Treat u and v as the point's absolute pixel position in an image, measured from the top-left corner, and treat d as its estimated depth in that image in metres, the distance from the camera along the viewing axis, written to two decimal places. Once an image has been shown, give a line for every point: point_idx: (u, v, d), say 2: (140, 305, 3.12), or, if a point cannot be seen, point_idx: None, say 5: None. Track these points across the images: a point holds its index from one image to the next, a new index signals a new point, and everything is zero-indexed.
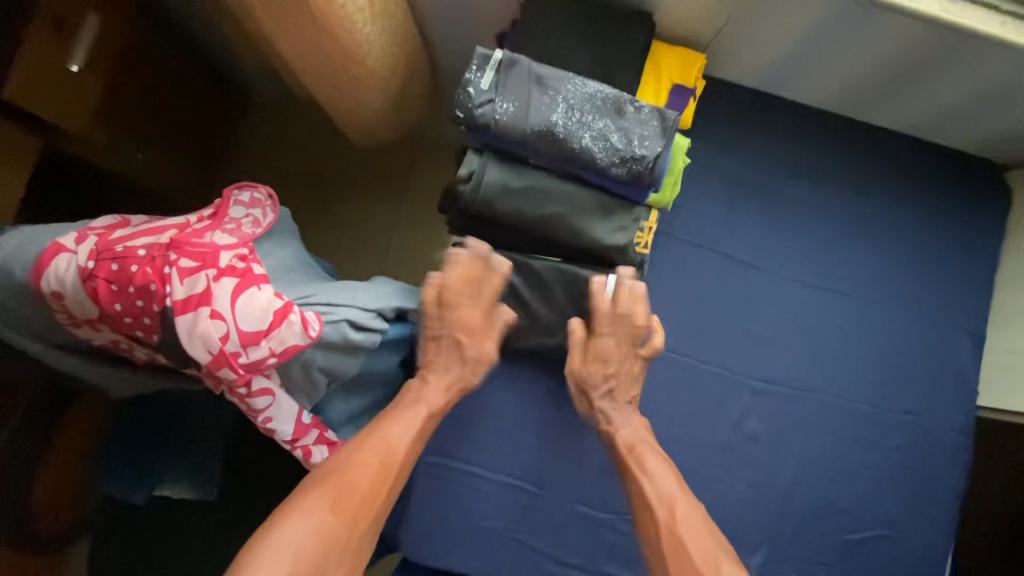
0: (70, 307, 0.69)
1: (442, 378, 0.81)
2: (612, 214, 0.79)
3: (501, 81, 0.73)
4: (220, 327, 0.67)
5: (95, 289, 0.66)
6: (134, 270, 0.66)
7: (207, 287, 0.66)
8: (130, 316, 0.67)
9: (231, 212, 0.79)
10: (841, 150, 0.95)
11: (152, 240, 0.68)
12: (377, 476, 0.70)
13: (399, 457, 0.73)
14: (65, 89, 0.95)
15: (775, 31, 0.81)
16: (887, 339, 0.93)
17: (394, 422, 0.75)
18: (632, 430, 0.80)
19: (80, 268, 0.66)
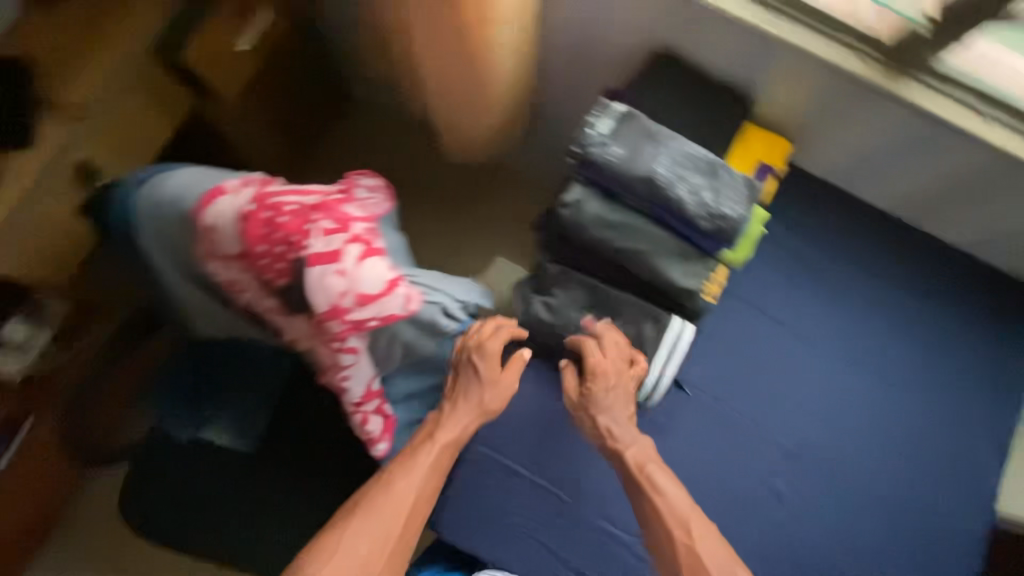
0: (214, 241, 0.79)
1: (464, 407, 0.90)
2: (690, 261, 0.87)
3: (616, 129, 0.84)
4: (342, 284, 0.77)
5: (245, 230, 0.76)
6: (283, 221, 0.76)
7: (340, 248, 0.76)
8: (266, 259, 0.77)
9: (358, 189, 0.90)
10: (898, 250, 1.04)
11: (299, 199, 0.79)
12: (399, 523, 0.79)
13: (413, 506, 0.81)
14: (229, 64, 1.10)
15: (858, 134, 0.93)
16: (917, 431, 0.99)
17: (410, 469, 0.84)
18: (639, 448, 0.84)
19: (239, 209, 0.76)
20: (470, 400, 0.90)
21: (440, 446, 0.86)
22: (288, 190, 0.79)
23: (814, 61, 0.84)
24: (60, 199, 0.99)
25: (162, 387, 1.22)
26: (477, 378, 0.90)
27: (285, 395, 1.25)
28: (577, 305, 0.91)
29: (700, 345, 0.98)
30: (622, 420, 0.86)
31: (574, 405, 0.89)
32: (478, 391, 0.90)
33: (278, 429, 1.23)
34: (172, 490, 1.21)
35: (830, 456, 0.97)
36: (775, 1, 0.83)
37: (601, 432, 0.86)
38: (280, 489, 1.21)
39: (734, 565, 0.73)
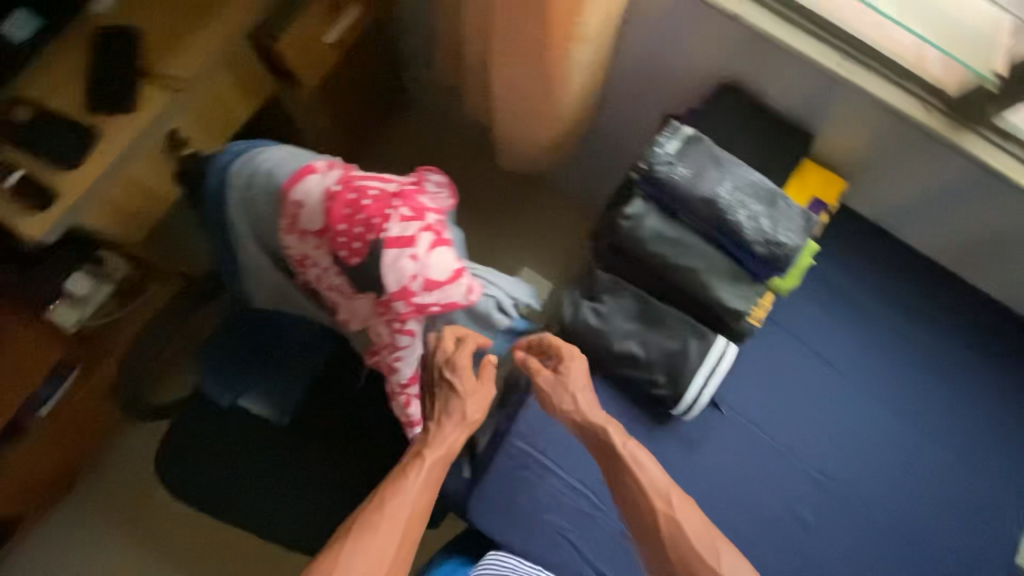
0: (298, 215, 0.84)
1: (449, 424, 0.92)
2: (740, 283, 0.90)
3: (684, 150, 0.88)
4: (413, 268, 0.81)
5: (330, 208, 0.81)
6: (366, 204, 0.81)
7: (415, 234, 0.81)
8: (346, 237, 0.82)
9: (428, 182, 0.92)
10: (940, 297, 1.06)
11: (381, 185, 0.84)
12: (396, 543, 0.81)
13: (410, 519, 0.84)
14: (314, 53, 1.16)
15: (913, 179, 0.96)
16: (946, 476, 1.00)
17: (403, 490, 0.85)
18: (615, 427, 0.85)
19: (326, 189, 0.81)
20: (453, 416, 0.92)
21: (430, 465, 0.88)
22: (370, 176, 0.84)
23: (877, 104, 0.88)
24: (148, 162, 1.06)
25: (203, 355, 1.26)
26: (454, 393, 0.93)
27: (321, 374, 1.29)
28: (625, 315, 0.94)
29: (737, 367, 1.00)
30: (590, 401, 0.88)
31: (546, 382, 0.88)
32: (461, 403, 0.93)
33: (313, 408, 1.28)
34: (206, 451, 1.25)
35: (856, 489, 0.98)
36: (848, 46, 0.87)
37: (577, 412, 0.87)
38: (309, 466, 1.25)
39: (715, 539, 0.76)
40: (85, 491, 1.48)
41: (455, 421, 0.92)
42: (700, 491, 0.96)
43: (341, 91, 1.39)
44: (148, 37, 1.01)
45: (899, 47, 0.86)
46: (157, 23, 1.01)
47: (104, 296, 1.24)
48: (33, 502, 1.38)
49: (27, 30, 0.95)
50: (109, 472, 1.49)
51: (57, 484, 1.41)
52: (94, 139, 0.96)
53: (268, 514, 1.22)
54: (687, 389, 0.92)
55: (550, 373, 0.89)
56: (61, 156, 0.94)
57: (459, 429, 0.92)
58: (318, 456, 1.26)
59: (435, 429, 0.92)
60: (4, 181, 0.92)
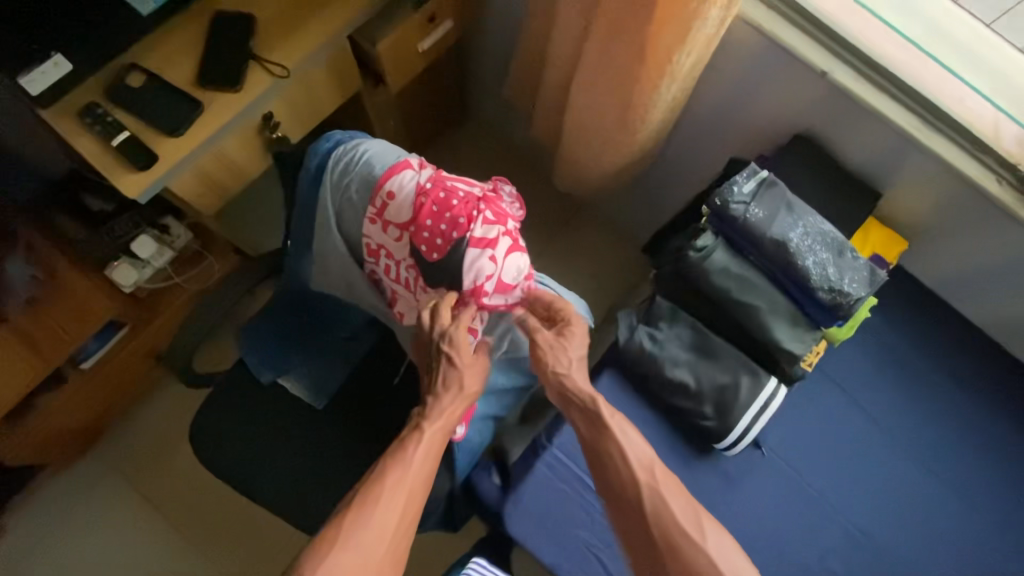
0: (386, 206, 0.88)
1: (447, 396, 0.92)
2: (800, 327, 0.92)
3: (759, 192, 0.91)
4: (490, 269, 0.85)
5: (419, 205, 0.85)
6: (453, 204, 0.84)
7: (497, 237, 0.84)
8: (430, 232, 0.85)
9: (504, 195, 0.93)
10: (986, 368, 1.07)
11: (468, 187, 0.86)
12: (398, 515, 0.82)
13: (410, 493, 0.85)
14: (405, 58, 1.22)
15: (973, 248, 0.98)
16: (982, 549, 0.98)
17: (404, 463, 0.86)
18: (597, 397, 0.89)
19: (418, 186, 0.85)
20: (450, 389, 0.91)
21: (429, 437, 0.88)
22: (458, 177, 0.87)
23: (949, 170, 0.91)
24: (239, 138, 1.11)
25: (249, 330, 1.28)
26: (452, 362, 0.90)
27: (361, 364, 1.32)
28: (681, 343, 0.96)
29: (781, 409, 1.01)
30: (577, 370, 0.90)
31: (547, 343, 0.89)
32: (454, 372, 0.91)
33: (349, 395, 1.31)
34: (240, 424, 1.27)
35: (889, 549, 0.97)
36: (928, 113, 0.90)
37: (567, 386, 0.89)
38: (337, 453, 1.27)
39: (697, 511, 0.78)
40: (108, 449, 1.50)
41: (452, 394, 0.91)
42: (732, 528, 0.96)
43: (416, 97, 1.45)
44: (261, 24, 1.07)
45: (976, 120, 0.89)
46: (270, 13, 1.08)
47: (164, 261, 1.29)
48: (60, 452, 1.40)
49: (149, 6, 1.02)
50: (134, 435, 1.51)
51: (84, 438, 1.44)
52: (201, 111, 1.01)
53: (291, 496, 1.23)
54: (736, 424, 0.93)
55: (550, 334, 0.90)
56: (166, 123, 0.99)
57: (455, 402, 0.92)
58: (347, 443, 1.28)
59: (433, 401, 0.91)
60: (112, 139, 0.97)
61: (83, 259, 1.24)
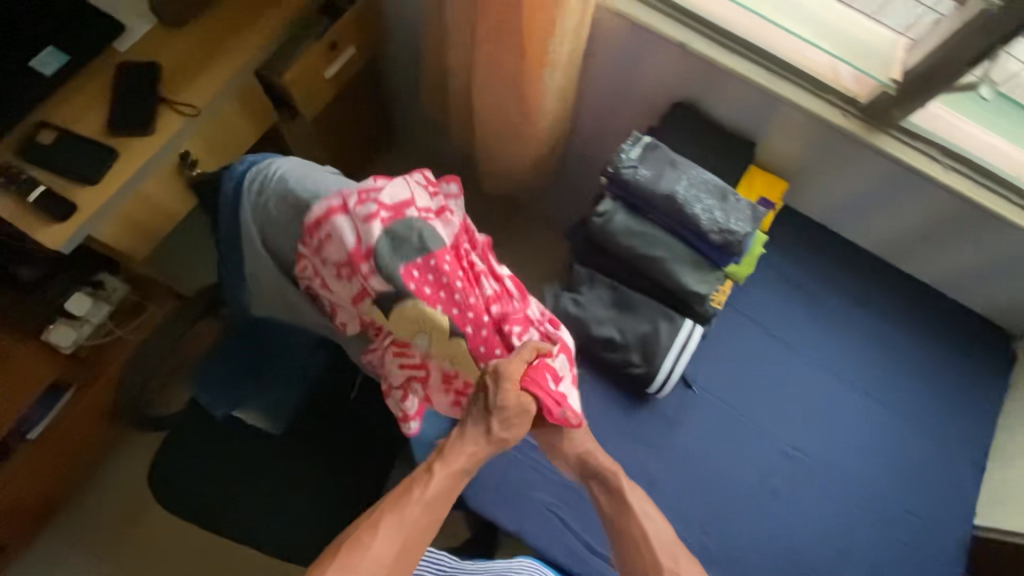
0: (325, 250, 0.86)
1: (472, 431, 0.89)
2: (702, 270, 1.01)
3: (644, 155, 1.01)
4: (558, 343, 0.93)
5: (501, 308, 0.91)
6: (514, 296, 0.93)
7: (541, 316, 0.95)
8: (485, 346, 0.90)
9: (413, 186, 0.87)
10: (878, 283, 1.18)
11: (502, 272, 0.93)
12: (394, 556, 0.81)
13: (411, 535, 0.83)
14: (313, 84, 1.29)
15: (840, 179, 1.10)
16: (901, 444, 1.08)
17: (405, 504, 0.84)
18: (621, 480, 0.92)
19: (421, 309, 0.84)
20: (473, 426, 0.89)
21: (436, 482, 0.86)
22: (402, 218, 0.83)
23: (803, 112, 1.03)
24: (157, 178, 1.15)
25: (198, 373, 1.29)
26: (488, 404, 0.87)
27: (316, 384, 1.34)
28: (602, 303, 1.05)
29: (703, 348, 1.10)
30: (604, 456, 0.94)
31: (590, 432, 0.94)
32: (483, 416, 0.88)
33: (307, 416, 1.33)
34: (204, 466, 1.27)
35: (825, 463, 1.06)
36: (775, 65, 1.02)
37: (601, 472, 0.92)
38: (305, 474, 1.29)
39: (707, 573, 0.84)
40: (72, 522, 1.46)
41: (475, 432, 0.89)
42: (677, 464, 1.03)
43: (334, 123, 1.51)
44: (167, 70, 1.12)
45: (817, 66, 1.01)
46: (174, 59, 1.14)
47: (102, 317, 1.29)
48: (18, 534, 1.36)
49: (51, 67, 1.06)
50: (96, 502, 1.47)
51: (42, 515, 1.40)
52: (116, 158, 1.05)
53: (271, 528, 1.24)
54: (661, 366, 1.01)
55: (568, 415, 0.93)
56: (79, 173, 1.02)
57: (477, 440, 0.89)
58: (315, 462, 1.30)
59: (455, 439, 0.89)
60: (28, 195, 1.00)
61: (18, 325, 1.24)
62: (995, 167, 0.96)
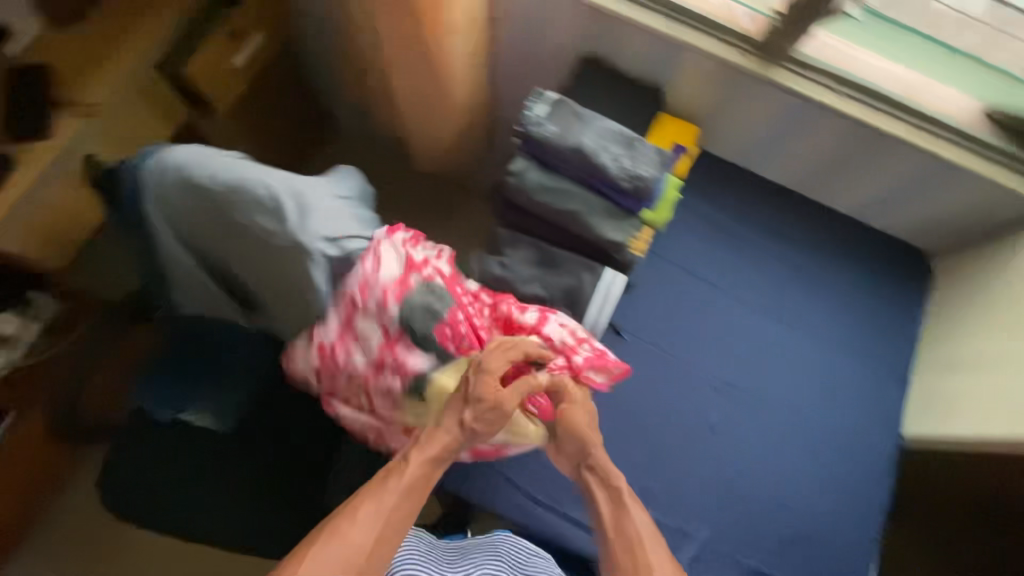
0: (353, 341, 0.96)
1: (447, 420, 0.85)
2: (617, 218, 1.03)
3: (550, 111, 1.01)
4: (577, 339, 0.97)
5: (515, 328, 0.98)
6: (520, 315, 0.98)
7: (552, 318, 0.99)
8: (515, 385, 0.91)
9: (400, 253, 0.96)
10: (797, 218, 1.22)
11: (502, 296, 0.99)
12: (371, 544, 0.73)
13: (388, 523, 0.75)
14: (223, 73, 1.25)
15: (748, 118, 1.13)
16: (828, 367, 1.12)
17: (381, 491, 0.77)
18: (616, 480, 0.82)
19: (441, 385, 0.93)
20: (451, 414, 0.85)
21: (413, 469, 0.80)
22: (407, 288, 0.95)
23: (701, 54, 1.04)
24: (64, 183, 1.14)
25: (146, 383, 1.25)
26: (467, 393, 0.85)
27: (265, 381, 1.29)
28: (526, 262, 1.06)
29: (632, 297, 1.12)
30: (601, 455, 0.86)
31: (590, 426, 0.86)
32: (462, 406, 0.85)
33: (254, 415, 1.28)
34: (151, 477, 1.25)
35: (758, 394, 1.09)
36: (669, 10, 1.03)
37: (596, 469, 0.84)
38: (258, 471, 1.26)
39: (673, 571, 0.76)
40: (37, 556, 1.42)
41: (455, 418, 0.85)
42: (615, 411, 1.06)
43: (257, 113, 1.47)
44: (60, 72, 1.10)
45: (709, 7, 1.02)
46: (66, 60, 1.10)
47: (33, 337, 1.22)
48: None
49: None
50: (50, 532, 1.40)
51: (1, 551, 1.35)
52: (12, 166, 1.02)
53: (232, 529, 1.24)
54: (585, 317, 1.03)
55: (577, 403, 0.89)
56: None
57: (456, 425, 0.84)
58: (267, 457, 1.28)
59: (431, 430, 0.84)
60: None
61: None
62: (884, 90, 1.00)
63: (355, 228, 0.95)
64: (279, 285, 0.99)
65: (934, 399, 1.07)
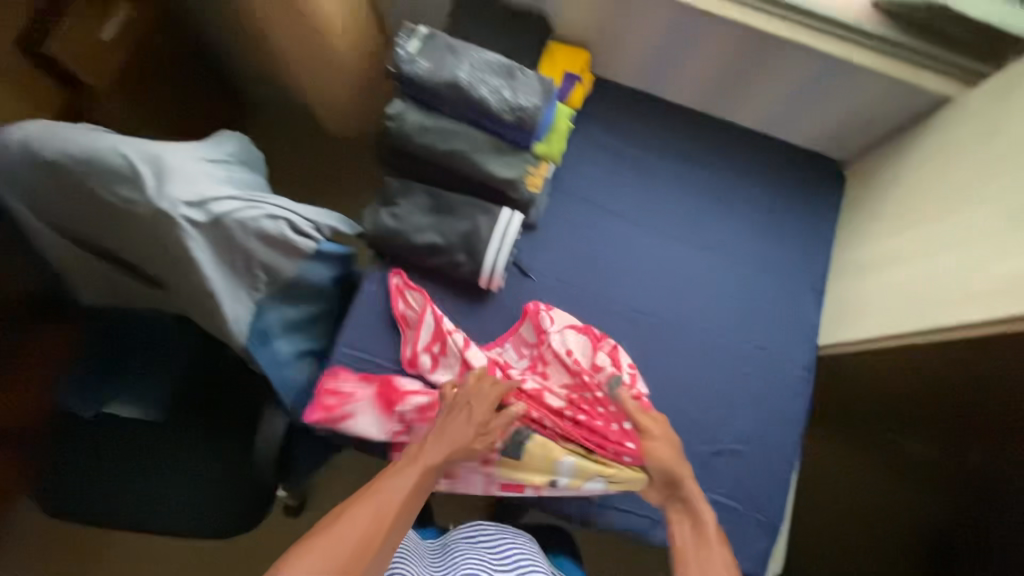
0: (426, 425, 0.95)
1: (458, 431, 0.85)
2: (507, 155, 1.00)
3: (422, 47, 0.96)
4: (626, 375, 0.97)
5: (572, 372, 0.97)
6: (576, 362, 0.98)
7: (605, 356, 0.98)
8: (601, 431, 0.93)
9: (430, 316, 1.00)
10: (704, 139, 1.18)
11: (554, 341, 0.99)
12: (375, 533, 0.73)
13: (393, 515, 0.76)
14: (96, 53, 1.14)
15: (638, 37, 1.08)
16: (741, 286, 1.11)
17: (386, 486, 0.78)
18: (699, 510, 0.83)
19: (541, 440, 0.92)
20: (457, 420, 0.86)
21: (415, 470, 0.81)
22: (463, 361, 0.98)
23: None
24: None
25: (71, 380, 1.20)
26: (470, 418, 0.86)
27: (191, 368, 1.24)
28: (420, 210, 1.02)
29: (540, 238, 1.09)
30: (689, 488, 0.85)
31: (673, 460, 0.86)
32: (466, 421, 0.86)
33: (186, 400, 1.26)
34: (109, 480, 1.22)
35: (673, 320, 1.08)
36: None
37: (681, 504, 0.85)
38: (195, 458, 1.24)
39: None
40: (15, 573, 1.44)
41: (463, 423, 0.85)
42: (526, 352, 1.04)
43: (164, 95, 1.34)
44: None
45: None
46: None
47: None
48: None
49: None
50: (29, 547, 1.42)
51: None
52: None
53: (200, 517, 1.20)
54: (485, 257, 1.00)
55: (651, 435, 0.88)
56: None
57: (465, 430, 0.85)
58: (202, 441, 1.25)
59: (434, 435, 0.85)
60: None
61: None
62: None
63: (225, 190, 0.90)
64: (162, 257, 0.95)
65: (847, 304, 1.06)
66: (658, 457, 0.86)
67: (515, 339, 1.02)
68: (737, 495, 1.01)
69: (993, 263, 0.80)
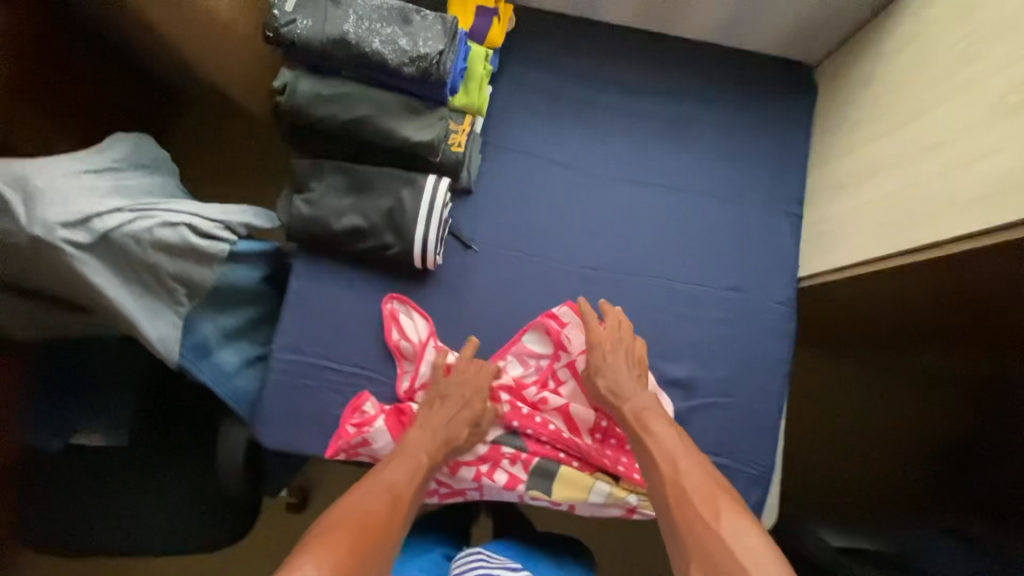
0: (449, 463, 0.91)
1: (454, 422, 0.87)
2: (419, 115, 0.88)
3: (300, 2, 0.82)
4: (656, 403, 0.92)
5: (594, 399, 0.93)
6: None
7: None
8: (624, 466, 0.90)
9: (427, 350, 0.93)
10: (652, 60, 1.04)
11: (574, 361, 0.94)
12: (391, 517, 0.74)
13: (402, 501, 0.77)
14: None
15: None
16: (708, 223, 1.00)
17: (390, 476, 0.79)
18: (639, 400, 0.85)
19: (568, 469, 0.89)
20: (453, 415, 0.88)
21: (413, 460, 0.82)
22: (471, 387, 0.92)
23: None
24: None
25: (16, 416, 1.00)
26: (454, 418, 0.87)
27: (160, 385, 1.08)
28: (336, 191, 0.91)
29: (478, 201, 0.98)
30: (626, 380, 0.87)
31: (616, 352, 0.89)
32: (459, 413, 0.88)
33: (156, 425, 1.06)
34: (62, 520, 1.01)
35: (635, 271, 0.98)
36: None
37: (606, 393, 0.87)
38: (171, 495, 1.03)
39: (709, 483, 0.72)
40: None
41: (459, 417, 0.88)
42: (477, 330, 0.96)
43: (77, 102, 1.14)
44: None
45: None
46: None
47: None
48: None
49: None
50: None
51: None
52: None
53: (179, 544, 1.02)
54: (415, 238, 0.90)
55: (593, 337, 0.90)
56: None
57: (461, 425, 0.87)
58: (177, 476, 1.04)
59: (426, 426, 0.86)
60: None
61: None
62: None
63: (108, 202, 0.80)
64: (59, 281, 0.86)
65: (824, 228, 0.95)
66: (609, 371, 0.87)
67: (520, 349, 0.94)
68: (724, 451, 0.94)
69: (977, 163, 0.69)
